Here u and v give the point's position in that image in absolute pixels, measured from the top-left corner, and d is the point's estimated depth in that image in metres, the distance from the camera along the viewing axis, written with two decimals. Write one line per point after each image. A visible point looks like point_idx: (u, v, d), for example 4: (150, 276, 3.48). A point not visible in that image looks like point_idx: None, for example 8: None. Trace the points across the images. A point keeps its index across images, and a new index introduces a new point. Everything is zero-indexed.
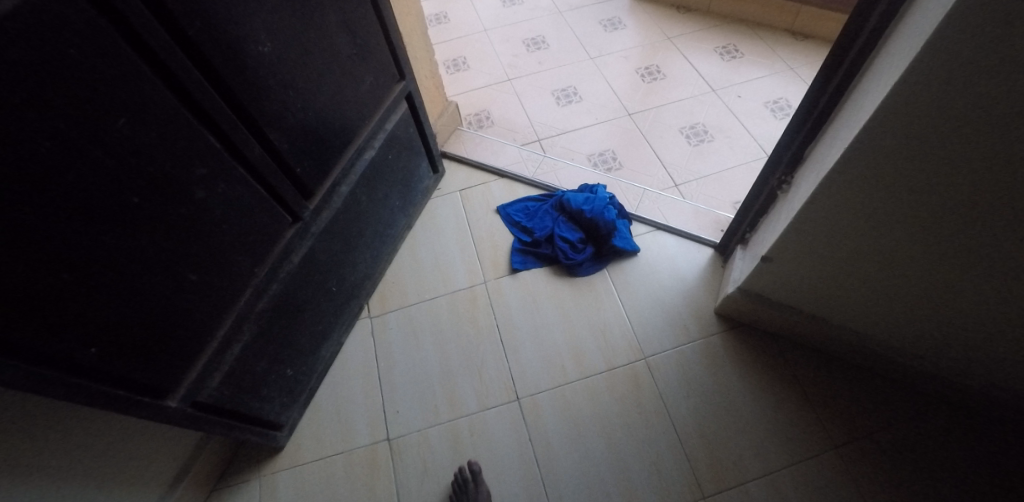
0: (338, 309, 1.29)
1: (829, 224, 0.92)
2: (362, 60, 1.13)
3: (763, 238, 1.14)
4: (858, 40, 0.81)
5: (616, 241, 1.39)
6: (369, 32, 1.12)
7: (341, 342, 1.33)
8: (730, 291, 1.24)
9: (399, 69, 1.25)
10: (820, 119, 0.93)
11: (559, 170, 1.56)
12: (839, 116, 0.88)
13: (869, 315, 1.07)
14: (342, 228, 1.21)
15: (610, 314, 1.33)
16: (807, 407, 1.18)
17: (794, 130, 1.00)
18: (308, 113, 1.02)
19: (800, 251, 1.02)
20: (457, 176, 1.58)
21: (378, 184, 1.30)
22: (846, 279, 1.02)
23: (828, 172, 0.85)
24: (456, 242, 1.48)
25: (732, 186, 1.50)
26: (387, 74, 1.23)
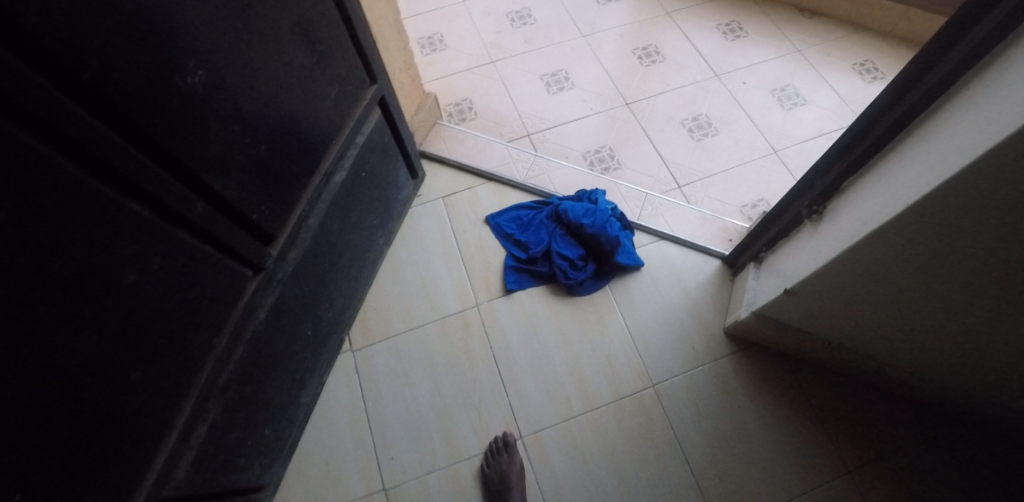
0: (316, 350, 1.15)
1: (870, 275, 0.81)
2: (323, 70, 0.90)
3: (786, 263, 1.02)
4: (930, 76, 0.68)
5: (620, 258, 1.24)
6: (336, 40, 0.92)
7: (323, 381, 1.21)
8: (739, 315, 1.13)
9: (368, 71, 1.04)
10: (868, 152, 0.81)
11: (552, 171, 1.41)
12: (895, 154, 0.76)
13: (907, 358, 0.96)
14: (312, 265, 1.05)
15: (615, 339, 1.21)
16: (824, 432, 1.09)
17: (834, 155, 0.88)
18: (263, 149, 0.83)
19: (834, 291, 0.90)
20: (439, 180, 1.41)
21: (352, 207, 1.12)
22: (884, 319, 0.90)
23: (877, 227, 0.74)
24: (441, 260, 1.33)
25: (738, 188, 1.39)
26: (355, 79, 1.01)
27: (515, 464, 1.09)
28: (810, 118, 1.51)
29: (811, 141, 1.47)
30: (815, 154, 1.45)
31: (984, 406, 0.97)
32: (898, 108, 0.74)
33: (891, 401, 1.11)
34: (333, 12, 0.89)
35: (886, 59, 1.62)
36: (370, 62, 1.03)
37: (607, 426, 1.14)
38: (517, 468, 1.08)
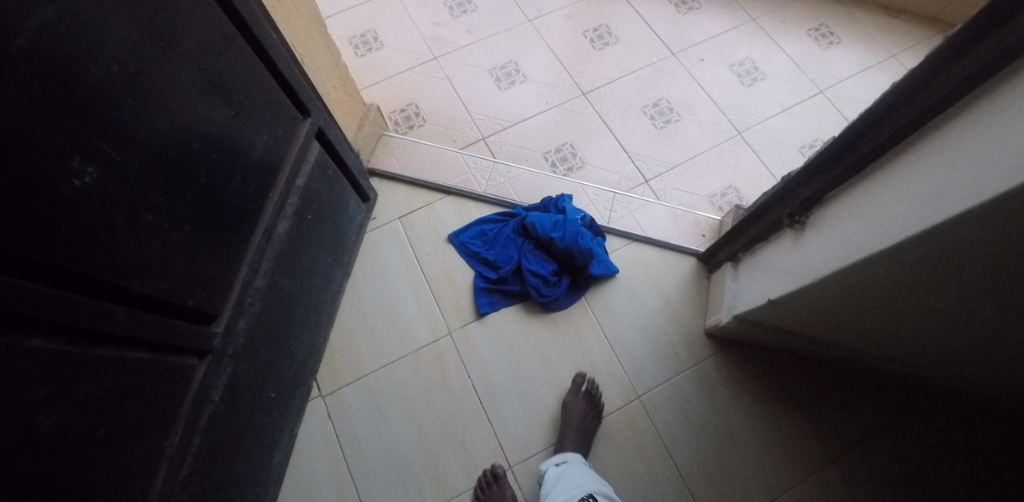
0: (283, 407, 1.06)
1: (857, 291, 0.78)
2: (247, 118, 0.77)
3: (764, 269, 0.99)
4: (926, 95, 0.64)
5: (594, 269, 1.20)
6: (259, 83, 0.78)
7: (295, 432, 1.12)
8: (720, 319, 1.10)
9: (300, 104, 0.90)
10: (857, 166, 0.77)
11: (514, 178, 1.32)
12: (884, 171, 0.72)
13: (889, 353, 0.96)
14: (265, 327, 0.94)
15: (597, 354, 1.17)
16: (808, 424, 1.10)
17: (815, 165, 0.84)
18: (189, 229, 0.71)
19: (825, 302, 0.86)
20: (393, 199, 1.30)
21: (303, 252, 1.01)
22: (868, 326, 0.88)
23: (865, 252, 0.70)
24: (406, 287, 1.24)
25: (705, 177, 1.35)
26: (288, 117, 0.87)
27: (507, 497, 1.03)
28: (770, 93, 1.47)
29: (774, 119, 1.43)
30: (778, 131, 1.41)
31: (958, 386, 0.99)
32: (892, 125, 0.69)
33: (872, 383, 1.13)
34: (251, 52, 0.75)
35: (838, 22, 1.59)
36: (301, 98, 0.89)
37: (596, 446, 1.10)
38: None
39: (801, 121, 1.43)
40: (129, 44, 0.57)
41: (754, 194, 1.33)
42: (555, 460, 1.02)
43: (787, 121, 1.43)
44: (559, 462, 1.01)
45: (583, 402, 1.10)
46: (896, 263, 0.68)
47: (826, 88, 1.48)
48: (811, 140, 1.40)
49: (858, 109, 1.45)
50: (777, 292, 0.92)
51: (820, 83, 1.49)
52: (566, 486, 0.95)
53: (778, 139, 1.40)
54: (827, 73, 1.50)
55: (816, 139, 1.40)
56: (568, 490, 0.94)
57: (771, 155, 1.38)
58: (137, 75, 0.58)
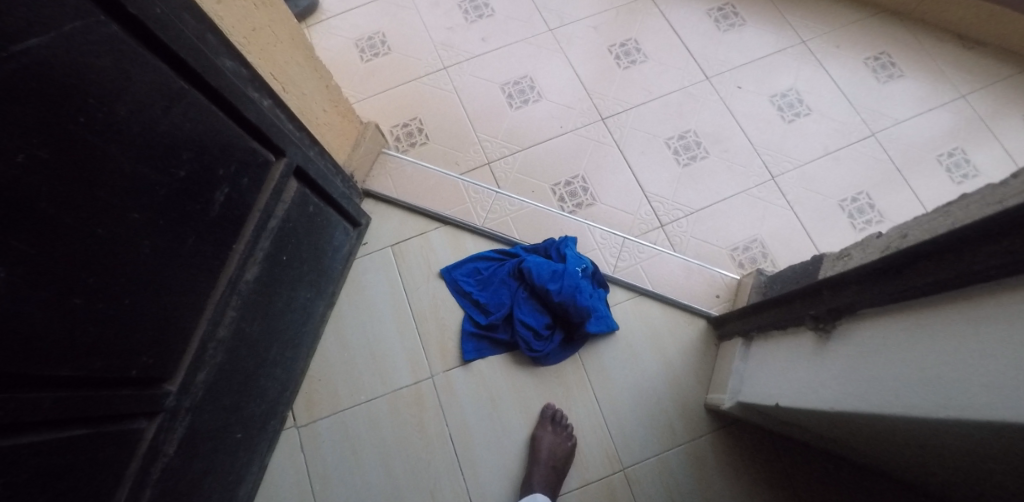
0: (253, 442, 0.99)
1: (884, 430, 0.66)
2: (205, 167, 0.65)
3: (776, 364, 0.88)
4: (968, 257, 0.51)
5: (590, 327, 1.11)
6: (219, 128, 0.67)
7: (265, 463, 1.05)
8: (722, 402, 1.01)
9: (273, 145, 0.79)
10: (883, 299, 0.64)
11: (516, 213, 1.23)
12: (913, 309, 0.60)
13: (910, 473, 0.85)
14: (229, 377, 0.85)
15: (584, 415, 1.10)
16: None
17: (833, 279, 0.73)
18: (130, 301, 0.61)
19: (851, 428, 0.73)
20: (387, 224, 1.23)
21: (278, 292, 0.92)
22: (892, 452, 0.76)
23: (896, 405, 0.59)
24: (392, 322, 1.17)
25: (728, 226, 1.22)
26: (257, 157, 0.76)
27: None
28: (813, 132, 1.31)
29: (814, 164, 1.28)
30: (817, 179, 1.26)
31: None
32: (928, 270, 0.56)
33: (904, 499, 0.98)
34: (200, 98, 0.63)
35: (903, 51, 1.39)
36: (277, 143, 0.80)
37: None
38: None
39: (845, 168, 1.27)
40: (30, 111, 0.46)
41: (780, 251, 1.20)
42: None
43: (829, 167, 1.28)
44: None
45: (554, 432, 1.07)
46: (943, 433, 0.55)
47: (880, 130, 1.31)
48: (853, 192, 1.25)
49: (912, 158, 1.28)
50: (791, 399, 0.81)
51: (873, 125, 1.32)
52: None
53: (815, 189, 1.26)
54: (883, 113, 1.33)
55: (859, 193, 1.25)
56: None
57: (807, 208, 1.24)
58: (46, 145, 0.47)
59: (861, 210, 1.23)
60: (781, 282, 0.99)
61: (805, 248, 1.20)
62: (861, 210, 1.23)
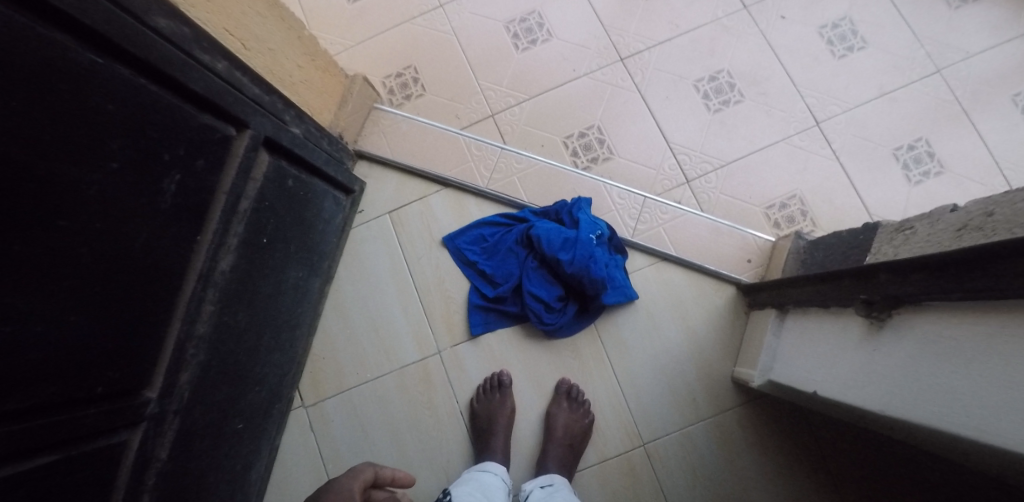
0: (258, 427, 0.95)
1: (954, 445, 0.56)
2: (141, 153, 0.56)
3: (815, 347, 0.79)
4: None
5: (607, 298, 1.00)
6: (148, 103, 0.56)
7: (276, 444, 1.02)
8: (751, 379, 0.92)
9: (225, 114, 0.68)
10: (955, 290, 0.52)
11: (523, 171, 1.11)
12: (999, 312, 0.48)
13: None
14: (219, 372, 0.80)
15: (601, 390, 1.02)
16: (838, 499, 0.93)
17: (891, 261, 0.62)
18: (77, 318, 0.54)
19: (906, 436, 0.64)
20: (384, 190, 1.13)
21: (262, 277, 0.84)
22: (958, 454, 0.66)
23: (977, 421, 0.49)
24: (393, 295, 1.09)
25: (764, 180, 1.10)
26: (209, 131, 0.65)
27: (505, 409, 0.99)
28: (865, 71, 1.15)
29: (865, 107, 1.13)
30: (867, 125, 1.13)
31: None
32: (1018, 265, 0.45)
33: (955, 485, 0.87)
34: (119, 70, 0.53)
35: None
36: (234, 113, 0.69)
37: (585, 481, 0.99)
38: (506, 413, 0.99)
39: (902, 111, 1.13)
40: None
41: (822, 207, 1.09)
42: (541, 481, 0.93)
43: (884, 110, 1.13)
44: (543, 484, 0.92)
45: (569, 409, 0.99)
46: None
47: (946, 65, 1.14)
48: (908, 139, 1.11)
49: (980, 98, 1.12)
50: (833, 390, 0.72)
51: (938, 59, 1.15)
52: None
53: (866, 136, 1.12)
54: (951, 45, 1.15)
55: (917, 139, 1.11)
56: None
57: (855, 158, 1.11)
58: None
59: (918, 159, 1.10)
60: (824, 252, 0.88)
61: (850, 204, 1.09)
62: (917, 159, 1.10)
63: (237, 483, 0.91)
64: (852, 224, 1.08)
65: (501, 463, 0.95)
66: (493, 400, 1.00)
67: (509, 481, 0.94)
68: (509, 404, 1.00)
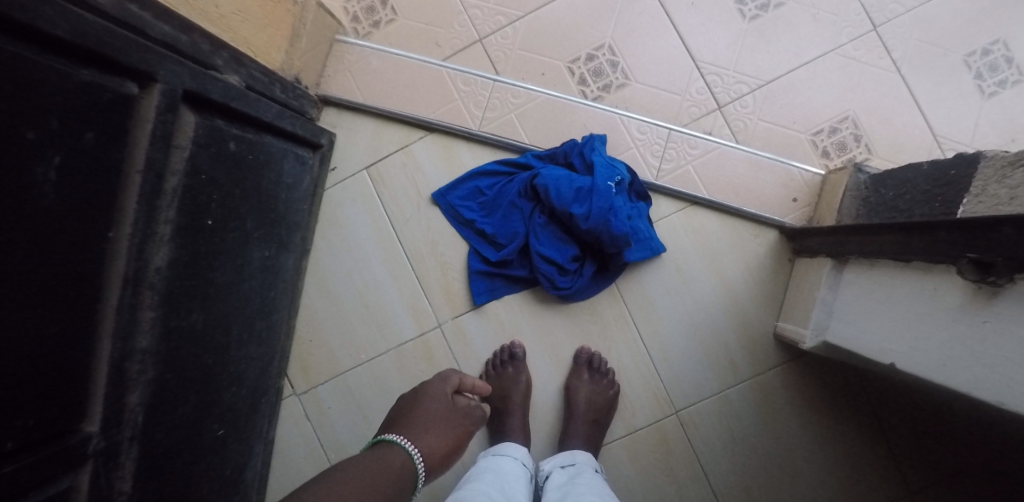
0: (244, 426, 0.85)
1: None
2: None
3: (887, 312, 0.65)
4: None
5: (630, 255, 0.85)
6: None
7: (269, 439, 0.92)
8: (803, 339, 0.79)
9: (112, 63, 0.51)
10: None
11: (522, 107, 0.93)
12: None
13: None
14: (178, 381, 0.68)
15: (627, 356, 0.89)
16: (892, 455, 0.84)
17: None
18: None
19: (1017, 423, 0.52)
20: (358, 141, 0.95)
21: (211, 265, 0.69)
22: None
23: None
24: (381, 263, 0.94)
25: (810, 101, 0.93)
26: (93, 91, 0.49)
27: (519, 383, 0.87)
28: None
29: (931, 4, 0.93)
30: (934, 27, 0.93)
31: None
32: None
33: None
34: None
35: None
36: (121, 62, 0.52)
37: (614, 455, 0.89)
38: (521, 390, 0.87)
39: (976, 8, 0.93)
40: None
41: (878, 130, 0.92)
42: (563, 461, 0.82)
43: (955, 6, 0.93)
44: (565, 464, 0.81)
45: (591, 381, 0.87)
46: None
47: None
48: (983, 41, 0.92)
49: None
50: (921, 365, 0.59)
51: None
52: (574, 488, 0.74)
53: (932, 41, 0.93)
54: None
55: (994, 41, 0.92)
56: (577, 491, 0.73)
57: (918, 69, 0.93)
58: None
59: (992, 66, 0.92)
60: (895, 189, 0.72)
61: (911, 124, 0.92)
62: (994, 66, 0.92)
63: (231, 487, 0.82)
64: (912, 150, 0.92)
65: (522, 444, 0.84)
66: (505, 375, 0.88)
67: (528, 465, 0.83)
68: (524, 379, 0.88)
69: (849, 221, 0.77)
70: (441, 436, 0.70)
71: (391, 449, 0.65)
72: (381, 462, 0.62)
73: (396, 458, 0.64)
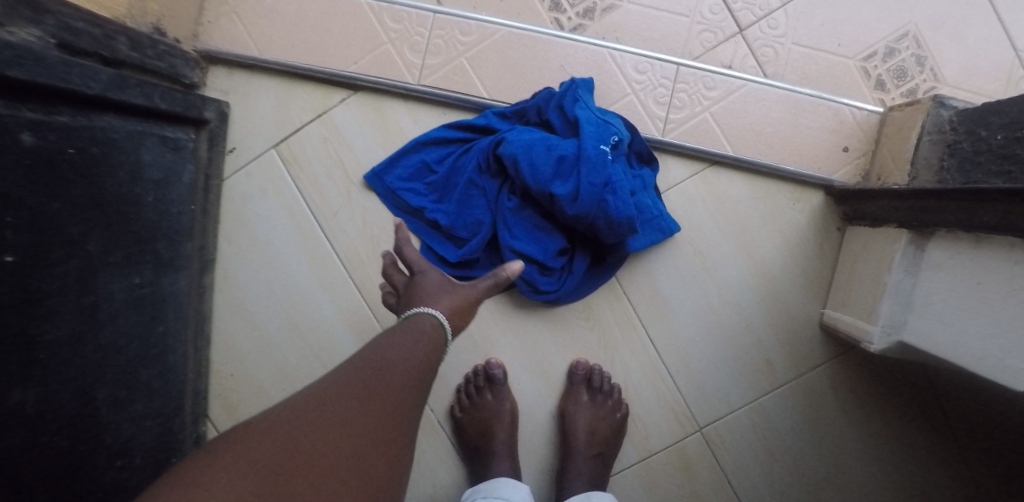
0: None
1: None
2: None
3: (997, 317, 0.46)
4: None
5: (635, 243, 0.65)
6: None
7: None
8: (869, 339, 0.59)
9: None
10: None
11: (475, 48, 0.68)
12: None
13: None
14: (10, 488, 0.47)
15: (634, 367, 0.70)
16: (982, 471, 0.65)
17: None
18: None
19: None
20: (259, 111, 0.71)
21: (33, 319, 0.47)
22: None
23: None
24: (309, 271, 0.72)
25: (859, 14, 0.69)
26: None
27: (502, 413, 0.68)
28: None
29: None
30: None
31: None
32: None
33: None
34: None
35: None
36: None
37: (627, 489, 0.71)
38: (505, 422, 0.68)
39: None
40: None
41: (947, 48, 0.69)
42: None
43: None
44: None
45: (592, 403, 0.68)
46: None
47: None
48: None
49: None
50: None
51: None
52: None
53: None
54: None
55: None
56: None
57: None
58: None
59: None
60: (1005, 130, 0.50)
61: (986, 37, 0.69)
62: None
63: None
64: (993, 71, 0.69)
65: (521, 482, 0.64)
66: (483, 404, 0.68)
67: None
68: (507, 406, 0.68)
69: (929, 185, 0.57)
70: (462, 310, 0.51)
71: (415, 338, 0.47)
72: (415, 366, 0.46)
73: (424, 344, 0.47)
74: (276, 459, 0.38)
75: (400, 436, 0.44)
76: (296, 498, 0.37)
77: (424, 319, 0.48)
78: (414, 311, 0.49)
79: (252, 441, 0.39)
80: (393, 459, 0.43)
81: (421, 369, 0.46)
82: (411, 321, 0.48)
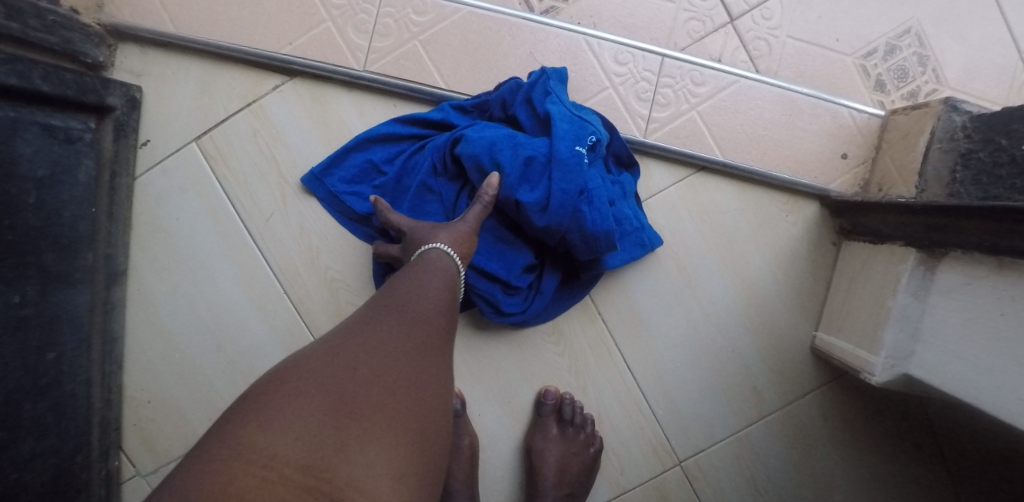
0: None
1: None
2: None
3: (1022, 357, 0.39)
4: None
5: (612, 260, 0.57)
6: None
7: None
8: (868, 370, 0.53)
9: None
10: None
11: (433, 30, 0.60)
12: None
13: None
14: None
15: (608, 394, 0.63)
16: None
17: None
18: None
19: None
20: (179, 97, 0.60)
21: None
22: None
23: None
24: (238, 285, 0.62)
25: (858, 6, 0.63)
26: None
27: (460, 448, 0.60)
28: None
29: None
30: None
31: None
32: None
33: None
34: None
35: None
36: None
37: None
38: (464, 459, 0.60)
39: None
40: None
41: (950, 47, 0.63)
42: None
43: None
44: None
45: (561, 436, 0.60)
46: None
47: None
48: None
49: None
50: None
51: None
52: None
53: None
54: None
55: None
56: None
57: None
58: None
59: None
60: None
61: (994, 35, 0.63)
62: None
63: None
64: (999, 75, 0.63)
65: None
66: None
67: None
68: (467, 440, 0.60)
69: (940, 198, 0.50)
70: (466, 239, 0.50)
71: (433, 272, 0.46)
72: (440, 295, 0.45)
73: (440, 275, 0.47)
74: (328, 393, 0.36)
75: (444, 350, 0.43)
76: (365, 422, 0.35)
77: (433, 252, 0.48)
78: (420, 251, 0.49)
79: (297, 380, 0.36)
80: (441, 377, 0.41)
81: (447, 298, 0.46)
82: (420, 258, 0.48)
